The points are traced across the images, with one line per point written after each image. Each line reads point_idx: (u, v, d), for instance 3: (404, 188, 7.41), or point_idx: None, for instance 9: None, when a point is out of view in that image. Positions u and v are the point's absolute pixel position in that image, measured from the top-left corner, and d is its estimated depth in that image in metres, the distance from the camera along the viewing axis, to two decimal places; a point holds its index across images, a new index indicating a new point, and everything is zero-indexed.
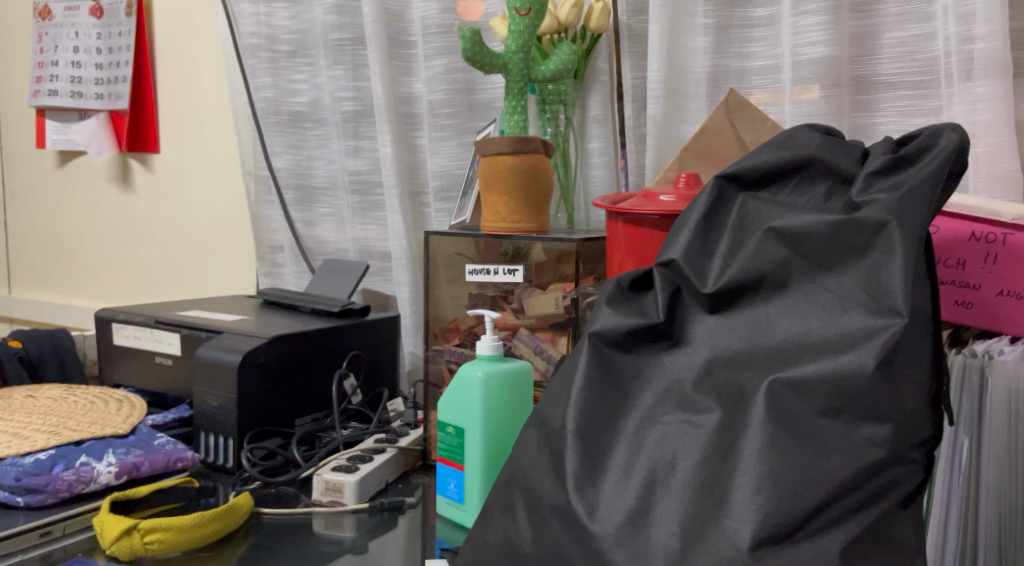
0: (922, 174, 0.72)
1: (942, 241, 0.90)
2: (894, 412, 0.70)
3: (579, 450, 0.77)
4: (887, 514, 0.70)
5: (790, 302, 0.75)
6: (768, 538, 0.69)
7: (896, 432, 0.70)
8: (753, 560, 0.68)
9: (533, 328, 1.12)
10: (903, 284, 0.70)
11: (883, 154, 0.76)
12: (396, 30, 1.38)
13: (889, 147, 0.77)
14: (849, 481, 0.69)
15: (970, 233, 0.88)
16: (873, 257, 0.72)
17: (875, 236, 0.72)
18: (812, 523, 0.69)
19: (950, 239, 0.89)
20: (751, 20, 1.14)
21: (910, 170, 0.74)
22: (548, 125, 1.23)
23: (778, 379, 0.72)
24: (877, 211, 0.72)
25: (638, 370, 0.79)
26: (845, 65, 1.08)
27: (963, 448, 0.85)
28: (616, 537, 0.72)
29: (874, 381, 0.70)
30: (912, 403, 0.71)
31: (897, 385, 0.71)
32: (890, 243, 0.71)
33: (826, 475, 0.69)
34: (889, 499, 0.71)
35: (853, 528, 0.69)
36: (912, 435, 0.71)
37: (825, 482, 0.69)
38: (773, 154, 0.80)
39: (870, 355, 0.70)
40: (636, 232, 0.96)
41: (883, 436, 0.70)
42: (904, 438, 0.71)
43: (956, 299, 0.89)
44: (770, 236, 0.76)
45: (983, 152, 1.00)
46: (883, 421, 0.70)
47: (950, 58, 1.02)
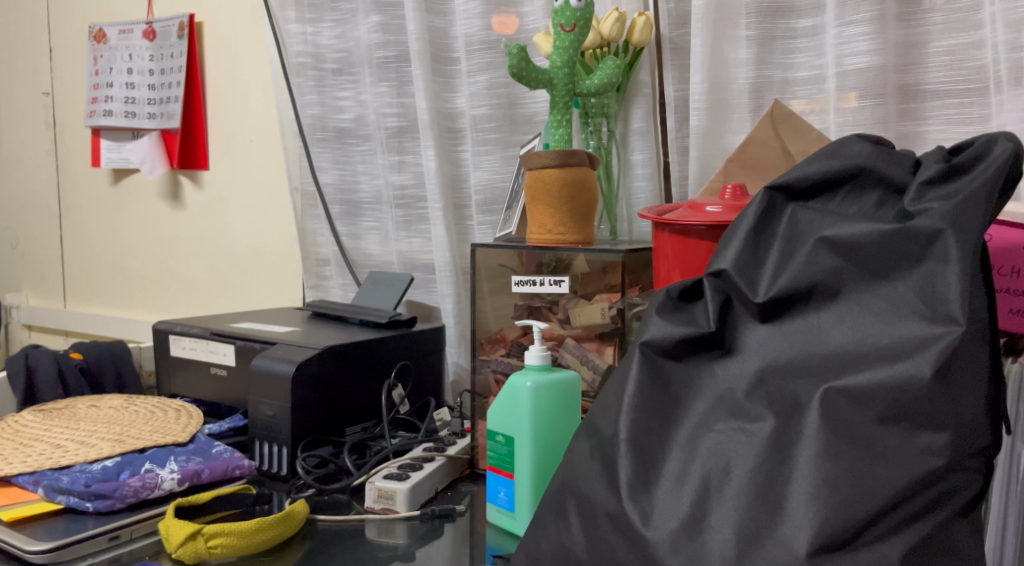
0: (977, 183, 0.72)
1: (996, 248, 0.89)
2: (952, 419, 0.70)
3: (632, 458, 0.78)
4: (946, 522, 0.70)
5: (843, 311, 0.75)
6: (826, 545, 0.69)
7: (955, 440, 0.70)
8: None
9: (579, 338, 1.13)
10: (959, 292, 0.70)
11: (936, 163, 0.76)
12: (440, 48, 1.40)
13: (941, 156, 0.77)
14: (907, 489, 0.69)
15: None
16: (927, 265, 0.72)
17: (930, 245, 0.72)
18: (870, 531, 0.69)
19: (1005, 246, 0.89)
20: (795, 30, 1.15)
21: (964, 179, 0.74)
22: (591, 137, 1.24)
23: (833, 388, 0.72)
24: (931, 220, 0.72)
25: (690, 378, 0.80)
26: (891, 75, 1.08)
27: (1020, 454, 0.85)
28: (671, 544, 0.73)
29: (931, 389, 0.70)
30: (971, 410, 0.71)
31: (954, 392, 0.70)
32: (946, 251, 0.71)
33: (883, 483, 0.69)
34: (949, 507, 0.71)
35: (912, 537, 0.69)
36: (970, 444, 0.71)
37: (882, 489, 0.69)
38: (822, 164, 0.80)
39: (927, 363, 0.70)
40: (683, 242, 0.97)
41: (942, 444, 0.70)
42: (964, 445, 0.71)
43: (1010, 307, 0.88)
44: (821, 245, 0.76)
45: None
46: (941, 429, 0.70)
47: (999, 66, 1.01)
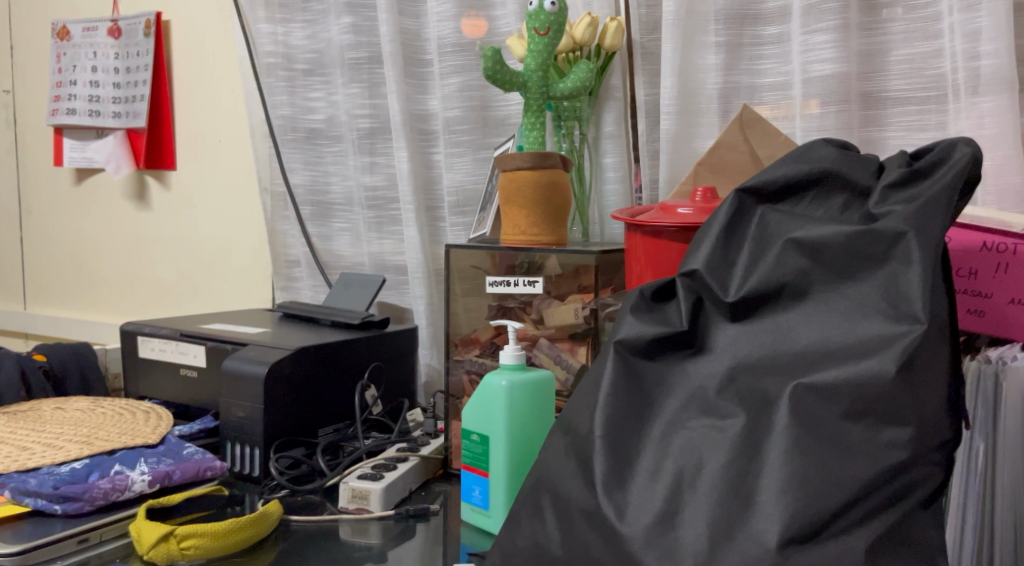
0: (938, 187, 0.75)
1: (955, 250, 0.92)
2: (914, 415, 0.73)
3: (606, 455, 0.79)
4: (908, 515, 0.73)
5: (811, 310, 0.77)
6: (795, 537, 0.71)
7: (917, 435, 0.73)
8: (781, 558, 0.71)
9: (552, 338, 1.14)
10: (922, 292, 0.73)
11: (899, 167, 0.78)
12: (412, 50, 1.41)
13: (904, 161, 0.79)
14: (872, 483, 0.72)
15: (981, 244, 0.90)
16: (891, 266, 0.75)
17: (894, 246, 0.75)
18: (837, 523, 0.71)
19: (963, 248, 0.91)
20: (761, 37, 1.17)
21: (925, 183, 0.76)
22: (564, 141, 1.25)
23: (802, 384, 0.74)
24: (895, 222, 0.75)
25: (663, 377, 0.81)
26: (855, 82, 1.11)
27: (978, 450, 0.87)
28: (645, 539, 0.75)
29: (895, 385, 0.72)
30: (932, 407, 0.74)
31: (917, 388, 0.73)
32: (908, 252, 0.74)
33: (850, 476, 0.72)
34: (911, 500, 0.73)
35: (877, 527, 0.72)
36: (932, 438, 0.74)
37: (849, 482, 0.71)
38: (790, 168, 0.82)
39: (891, 360, 0.72)
40: (654, 244, 0.99)
41: (905, 439, 0.72)
42: (925, 440, 0.73)
43: (968, 307, 0.91)
44: (790, 246, 0.78)
45: (991, 165, 1.03)
46: (904, 424, 0.73)
47: (957, 75, 1.05)
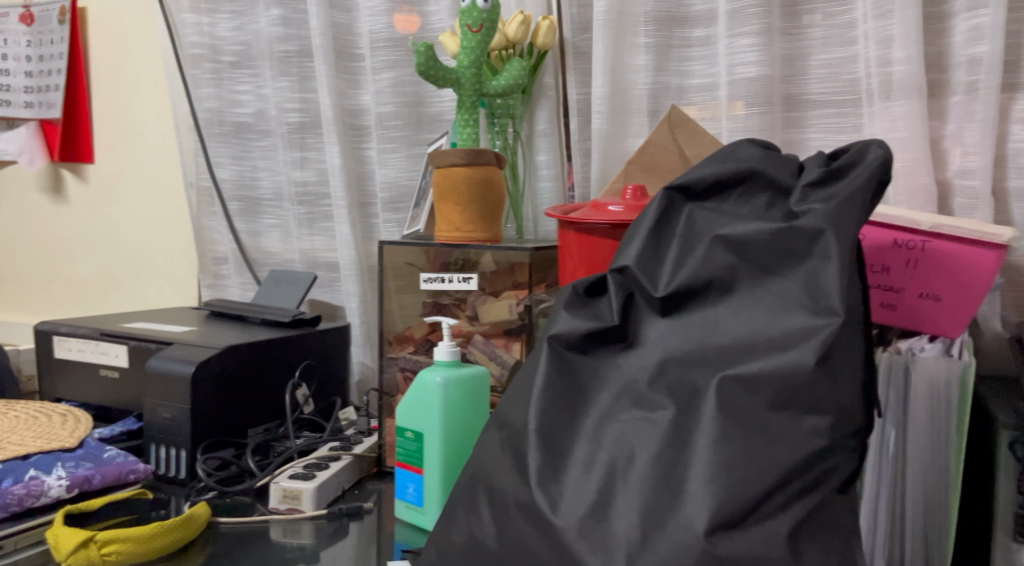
0: (854, 186, 0.78)
1: (868, 248, 0.95)
2: (833, 405, 0.76)
3: (540, 448, 0.80)
4: (826, 500, 0.75)
5: (737, 304, 0.80)
6: (721, 524, 0.73)
7: (834, 423, 0.76)
8: (708, 545, 0.73)
9: (487, 335, 1.15)
10: (839, 286, 0.76)
11: (818, 167, 0.81)
12: (344, 43, 1.40)
13: (822, 161, 0.82)
14: (793, 470, 0.74)
15: (892, 240, 0.94)
16: (811, 261, 0.78)
17: (813, 242, 0.78)
18: (761, 509, 0.74)
19: (875, 245, 0.95)
20: (689, 39, 1.20)
21: (842, 182, 0.79)
22: (497, 137, 1.27)
23: (728, 376, 0.77)
24: (814, 220, 0.77)
25: (596, 371, 0.83)
26: (777, 84, 1.14)
27: (889, 438, 0.92)
28: (579, 530, 0.76)
29: (814, 376, 0.75)
30: (849, 396, 0.77)
31: (835, 378, 0.76)
32: (827, 248, 0.77)
33: (773, 464, 0.74)
34: (828, 485, 0.75)
35: (798, 512, 0.74)
36: (848, 426, 0.76)
37: (772, 470, 0.74)
38: (716, 167, 0.85)
39: (811, 352, 0.75)
40: (587, 241, 1.00)
41: (824, 427, 0.75)
42: (842, 427, 0.76)
43: (882, 301, 0.95)
44: (716, 243, 0.81)
45: (902, 166, 1.07)
46: (823, 413, 0.75)
47: (871, 80, 1.09)
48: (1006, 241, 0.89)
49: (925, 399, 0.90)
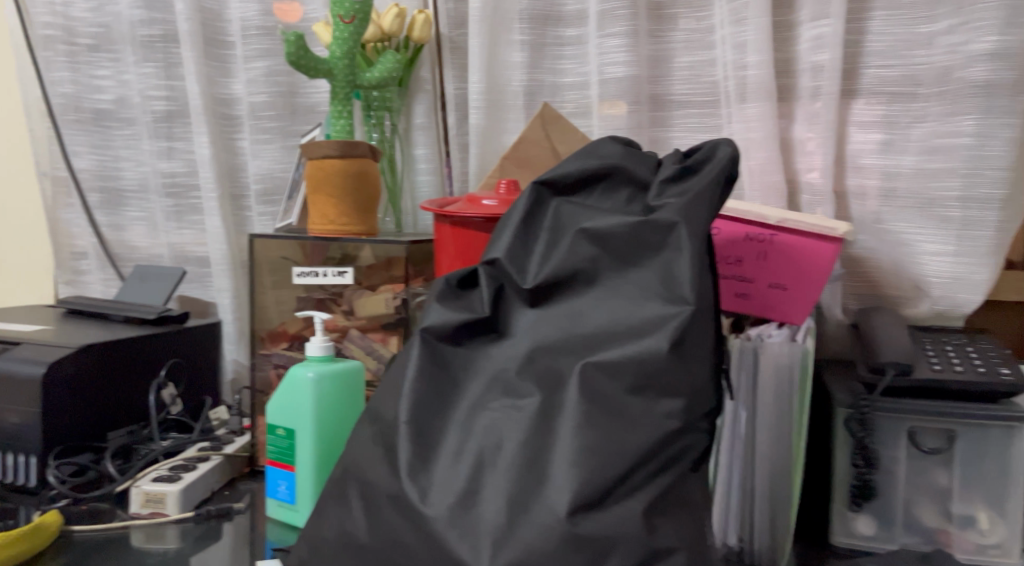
0: (705, 182, 0.82)
1: (722, 241, 1.02)
2: (685, 387, 0.79)
3: (411, 439, 0.82)
4: (680, 477, 0.79)
5: (600, 294, 0.83)
6: (582, 505, 0.76)
7: (687, 405, 0.79)
8: (570, 525, 0.75)
9: (364, 329, 1.15)
10: (691, 275, 0.80)
11: (673, 164, 0.85)
12: (213, 30, 1.37)
13: (677, 158, 0.86)
14: (650, 450, 0.78)
15: (744, 234, 1.01)
16: (667, 253, 0.81)
17: (668, 235, 0.81)
18: (620, 489, 0.77)
19: (729, 239, 1.01)
20: (562, 38, 1.23)
21: (695, 178, 0.84)
22: (374, 130, 1.27)
23: (590, 362, 0.80)
24: (668, 213, 0.81)
25: (468, 361, 0.85)
26: (644, 85, 1.18)
27: (740, 419, 0.97)
28: (447, 518, 0.78)
29: (668, 361, 0.79)
30: (701, 378, 0.81)
31: (688, 363, 0.80)
32: (680, 240, 0.81)
33: (631, 446, 0.77)
34: (682, 463, 0.80)
35: (653, 491, 0.78)
36: (700, 407, 0.81)
37: (631, 451, 0.77)
38: (580, 163, 0.87)
39: (665, 338, 0.79)
40: (463, 234, 1.02)
41: (677, 409, 0.79)
42: (695, 409, 0.80)
43: (736, 291, 1.01)
44: (581, 236, 0.84)
45: (757, 165, 1.13)
46: (677, 396, 0.79)
47: (728, 83, 1.15)
48: (842, 235, 0.96)
49: (772, 383, 0.96)
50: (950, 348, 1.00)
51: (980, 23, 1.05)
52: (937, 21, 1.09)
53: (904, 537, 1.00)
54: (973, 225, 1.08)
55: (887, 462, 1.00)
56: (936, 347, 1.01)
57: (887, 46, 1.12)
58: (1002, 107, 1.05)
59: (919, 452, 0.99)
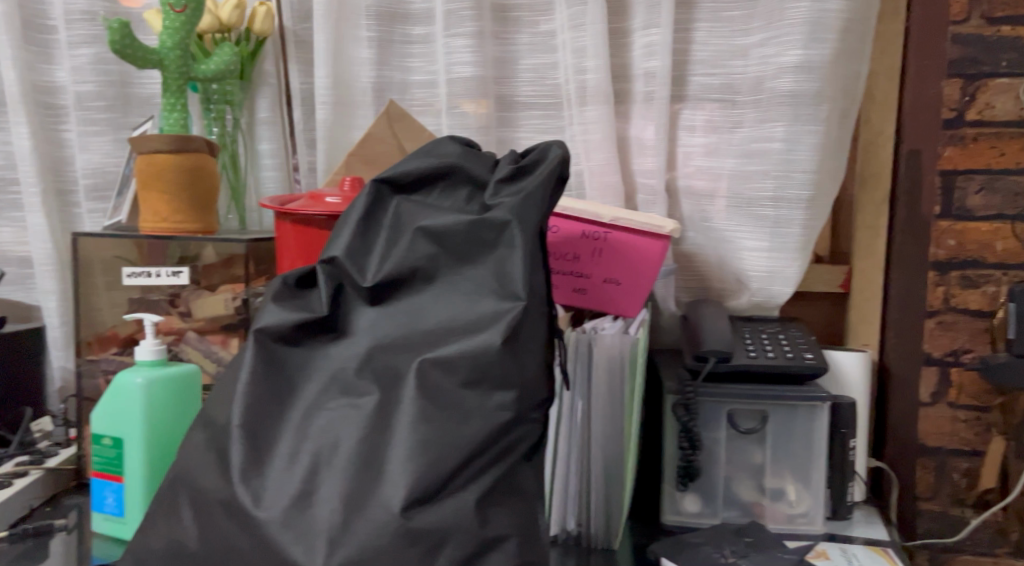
0: (537, 182, 0.84)
1: (560, 238, 1.08)
2: (517, 379, 0.80)
3: (244, 442, 0.80)
4: (514, 467, 0.80)
5: (439, 291, 0.83)
6: (417, 500, 0.76)
7: (519, 397, 0.80)
8: (404, 520, 0.76)
9: (201, 332, 1.11)
10: (523, 272, 0.81)
11: (508, 164, 0.86)
12: (32, 13, 1.29)
13: (513, 158, 0.87)
14: (484, 443, 0.78)
15: (580, 232, 1.08)
16: (501, 250, 0.83)
17: (502, 233, 0.83)
18: (454, 482, 0.77)
19: (567, 237, 1.08)
20: (409, 36, 1.22)
21: (529, 178, 0.85)
22: (214, 125, 1.22)
23: (427, 359, 0.80)
24: (502, 212, 0.83)
25: (305, 361, 0.83)
26: (491, 85, 1.20)
27: (577, 409, 1.01)
28: (281, 520, 0.76)
29: (502, 355, 0.80)
30: (532, 371, 0.82)
31: (521, 356, 0.81)
32: (513, 238, 0.82)
33: (467, 439, 0.78)
34: (516, 454, 0.81)
35: (485, 483, 0.78)
36: (533, 398, 0.82)
37: (466, 445, 0.78)
38: (420, 162, 0.87)
39: (498, 333, 0.80)
40: (304, 232, 1.00)
41: (510, 401, 0.80)
42: (527, 400, 0.81)
43: (574, 286, 1.10)
44: (419, 234, 0.84)
45: (597, 166, 1.17)
46: (509, 388, 0.80)
47: (569, 86, 1.18)
48: (668, 232, 1.05)
49: (603, 371, 1.00)
50: (762, 337, 1.15)
51: (787, 36, 1.14)
52: (751, 34, 1.19)
53: (725, 511, 1.14)
54: (785, 223, 1.18)
55: (710, 442, 1.14)
56: (750, 335, 1.15)
57: (711, 55, 1.21)
58: (808, 115, 1.14)
59: (736, 431, 1.14)
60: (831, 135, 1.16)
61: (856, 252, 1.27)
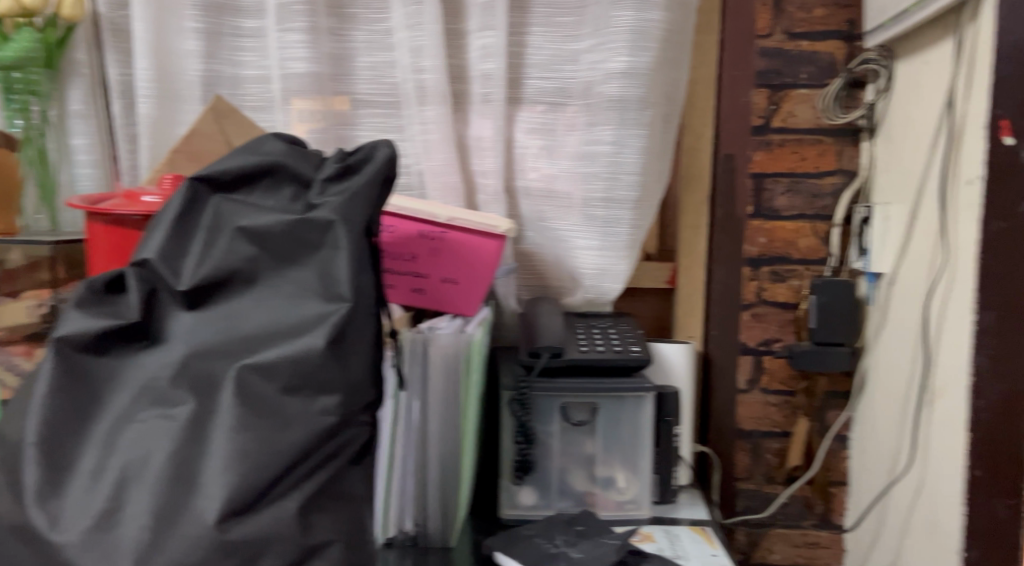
0: (363, 181, 0.85)
1: (396, 239, 1.10)
2: (341, 383, 0.81)
3: (41, 460, 0.77)
4: (339, 471, 0.81)
5: (260, 294, 0.82)
6: (233, 512, 0.75)
7: (344, 400, 0.81)
8: (219, 533, 0.74)
9: (2, 342, 1.04)
10: (348, 273, 0.82)
11: (334, 164, 0.87)
12: None
13: (338, 158, 0.88)
14: (305, 449, 0.78)
15: (417, 233, 1.09)
16: (325, 251, 0.83)
17: (325, 233, 0.83)
18: (275, 490, 0.77)
19: (403, 237, 1.10)
20: (239, 29, 1.19)
21: (355, 178, 0.86)
22: (17, 116, 1.15)
23: (245, 365, 0.79)
24: (326, 212, 0.83)
25: (113, 372, 0.81)
26: (326, 82, 1.18)
27: (412, 410, 1.02)
28: (81, 542, 0.74)
29: (324, 358, 0.80)
30: (358, 373, 0.82)
31: (346, 359, 0.81)
32: (337, 239, 0.83)
33: (287, 446, 0.77)
34: (341, 458, 0.81)
35: (309, 489, 0.79)
36: (358, 401, 0.82)
37: (286, 452, 0.77)
38: (241, 160, 0.86)
39: (321, 336, 0.80)
40: (117, 232, 0.95)
41: (334, 405, 0.80)
42: (352, 403, 0.82)
43: (411, 287, 1.12)
44: (238, 235, 0.82)
45: (435, 165, 1.18)
46: (333, 392, 0.80)
47: (406, 85, 1.18)
48: (503, 232, 1.08)
49: (440, 370, 1.01)
50: (592, 332, 1.22)
51: (612, 44, 1.18)
52: (581, 40, 1.22)
53: (559, 501, 1.21)
54: (614, 224, 1.22)
55: (544, 436, 1.20)
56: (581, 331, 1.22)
57: (546, 59, 1.24)
58: (634, 119, 1.18)
59: (569, 424, 1.21)
60: (654, 140, 1.21)
61: (681, 249, 1.43)
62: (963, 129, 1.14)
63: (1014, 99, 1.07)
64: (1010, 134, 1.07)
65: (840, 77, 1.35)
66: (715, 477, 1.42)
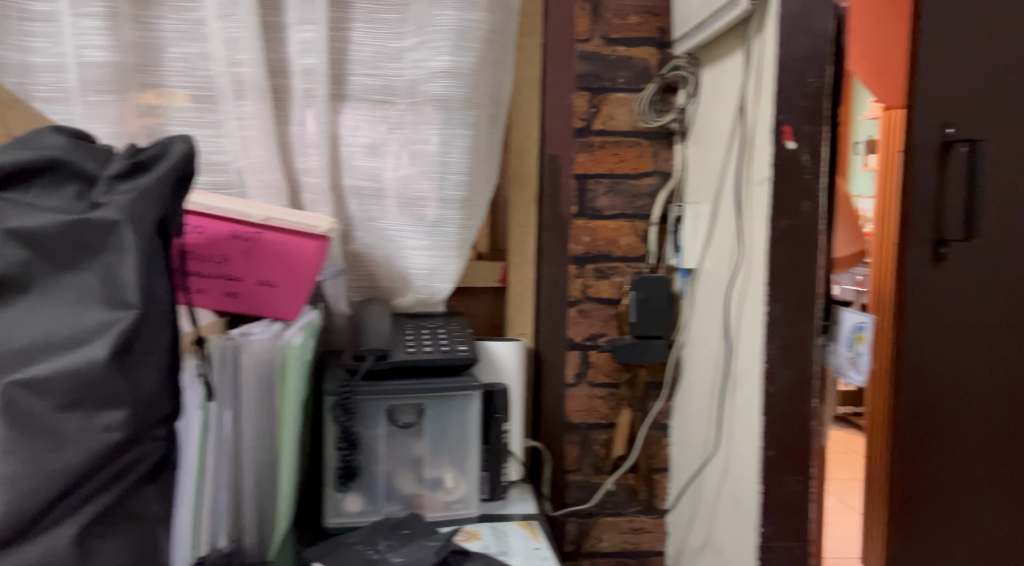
0: (153, 179, 0.85)
1: (207, 240, 1.06)
2: (129, 397, 0.81)
3: None
4: (130, 489, 0.82)
5: (34, 302, 0.81)
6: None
7: (131, 414, 0.81)
8: None
9: None
10: (134, 279, 0.82)
11: (122, 159, 0.86)
12: None
13: (128, 153, 0.87)
14: (83, 470, 0.79)
15: (229, 234, 1.06)
16: (107, 255, 0.82)
17: (108, 235, 0.82)
18: (50, 514, 0.78)
19: (214, 238, 1.06)
20: (28, 12, 1.08)
21: (144, 175, 0.85)
22: None
23: (14, 382, 0.78)
24: (110, 212, 0.82)
25: None
26: (130, 72, 1.12)
27: (224, 420, 0.99)
28: None
29: (106, 371, 0.80)
30: (146, 386, 0.83)
31: (132, 372, 0.82)
32: (121, 241, 0.82)
33: (62, 467, 0.78)
34: (132, 475, 0.82)
35: (92, 511, 0.79)
36: (148, 414, 0.83)
37: (61, 474, 0.77)
38: (17, 155, 0.83)
39: (101, 348, 0.80)
40: None
41: (118, 421, 0.80)
42: (142, 416, 0.82)
43: (224, 291, 1.09)
44: (8, 237, 0.80)
45: (255, 162, 1.16)
46: (118, 407, 0.80)
47: (221, 79, 1.14)
48: (324, 231, 1.08)
49: (253, 379, 0.99)
50: (422, 332, 1.22)
51: (435, 42, 1.18)
52: (406, 37, 1.20)
53: (387, 505, 1.20)
54: (440, 224, 1.23)
55: (370, 440, 1.18)
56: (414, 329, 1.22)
57: (370, 56, 1.20)
58: (458, 119, 1.20)
59: (395, 427, 1.18)
60: (479, 140, 1.23)
61: (510, 247, 1.48)
62: (751, 132, 1.22)
63: (796, 107, 1.15)
64: (791, 138, 1.16)
65: (654, 81, 1.44)
66: (545, 470, 1.47)
